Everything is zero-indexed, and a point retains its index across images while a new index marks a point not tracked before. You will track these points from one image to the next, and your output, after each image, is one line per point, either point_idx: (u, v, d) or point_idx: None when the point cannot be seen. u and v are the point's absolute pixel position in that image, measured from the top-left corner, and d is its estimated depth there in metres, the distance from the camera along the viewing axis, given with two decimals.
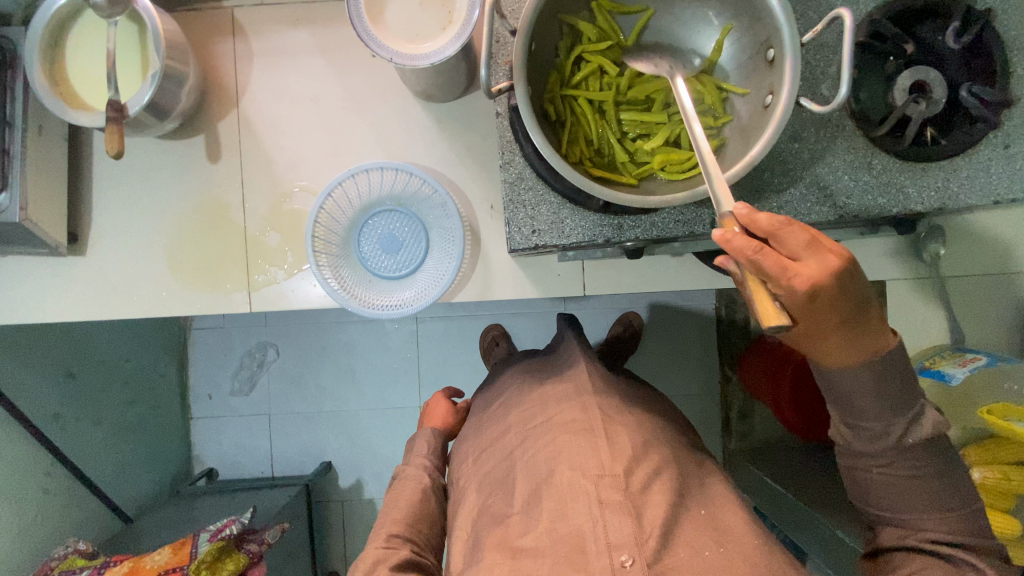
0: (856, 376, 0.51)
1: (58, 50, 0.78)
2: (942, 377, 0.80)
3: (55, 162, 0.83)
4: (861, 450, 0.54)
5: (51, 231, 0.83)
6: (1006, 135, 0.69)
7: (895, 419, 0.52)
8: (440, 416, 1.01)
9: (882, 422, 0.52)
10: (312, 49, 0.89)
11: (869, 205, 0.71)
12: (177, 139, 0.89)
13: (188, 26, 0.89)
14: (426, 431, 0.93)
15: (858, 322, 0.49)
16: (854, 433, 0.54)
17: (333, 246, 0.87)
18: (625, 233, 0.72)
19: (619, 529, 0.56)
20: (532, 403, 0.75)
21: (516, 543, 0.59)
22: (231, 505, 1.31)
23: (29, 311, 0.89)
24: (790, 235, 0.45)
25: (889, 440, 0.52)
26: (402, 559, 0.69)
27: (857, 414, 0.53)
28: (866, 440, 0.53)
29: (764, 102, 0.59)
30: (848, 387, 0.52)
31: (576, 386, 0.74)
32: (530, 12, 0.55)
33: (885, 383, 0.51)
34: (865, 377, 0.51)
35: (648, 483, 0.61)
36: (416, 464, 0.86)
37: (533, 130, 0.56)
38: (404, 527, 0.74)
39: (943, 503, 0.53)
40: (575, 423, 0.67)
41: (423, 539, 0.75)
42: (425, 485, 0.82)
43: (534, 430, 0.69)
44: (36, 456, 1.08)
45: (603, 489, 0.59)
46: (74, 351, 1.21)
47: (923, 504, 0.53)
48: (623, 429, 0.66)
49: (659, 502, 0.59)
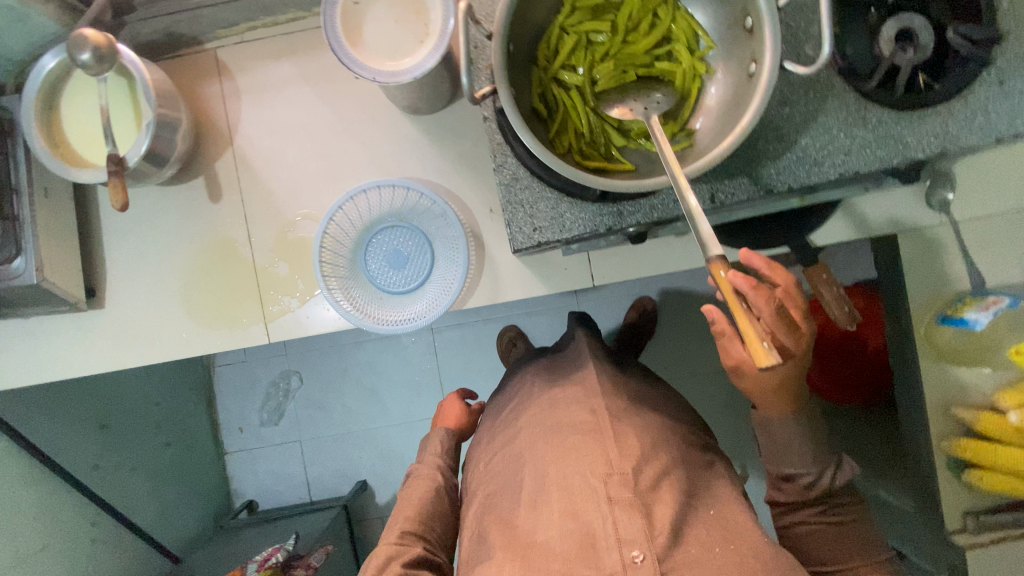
0: (790, 426, 0.68)
1: (55, 113, 0.80)
2: (968, 324, 0.81)
3: (65, 222, 0.86)
4: (798, 495, 0.68)
5: (69, 288, 0.86)
6: (1000, 70, 0.69)
7: (824, 463, 0.67)
8: (455, 416, 0.99)
9: (812, 466, 0.67)
10: (296, 79, 0.90)
11: (868, 159, 0.70)
12: (178, 183, 0.91)
13: (175, 72, 0.91)
14: (440, 430, 0.93)
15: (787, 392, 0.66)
16: (788, 485, 0.69)
17: (341, 268, 0.89)
18: (626, 219, 0.72)
19: (628, 526, 0.56)
20: (540, 407, 0.74)
21: (527, 541, 0.60)
22: (274, 535, 1.34)
23: (56, 367, 0.92)
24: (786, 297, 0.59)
25: (823, 482, 0.67)
26: (416, 556, 0.70)
27: (792, 464, 0.68)
28: (805, 489, 0.67)
29: (748, 71, 0.60)
30: (793, 448, 0.68)
31: (581, 386, 0.74)
32: (503, 17, 0.56)
33: (815, 437, 0.68)
34: (796, 434, 0.68)
35: (656, 481, 0.61)
36: (430, 463, 0.86)
37: (521, 131, 0.58)
38: (417, 524, 0.75)
39: (863, 545, 0.65)
40: (581, 424, 0.67)
41: (435, 537, 0.76)
42: (438, 485, 0.82)
43: (544, 432, 0.69)
44: (81, 508, 1.12)
45: (611, 486, 0.59)
46: (105, 402, 1.24)
47: (842, 541, 0.65)
48: (629, 429, 0.66)
49: (666, 501, 0.60)
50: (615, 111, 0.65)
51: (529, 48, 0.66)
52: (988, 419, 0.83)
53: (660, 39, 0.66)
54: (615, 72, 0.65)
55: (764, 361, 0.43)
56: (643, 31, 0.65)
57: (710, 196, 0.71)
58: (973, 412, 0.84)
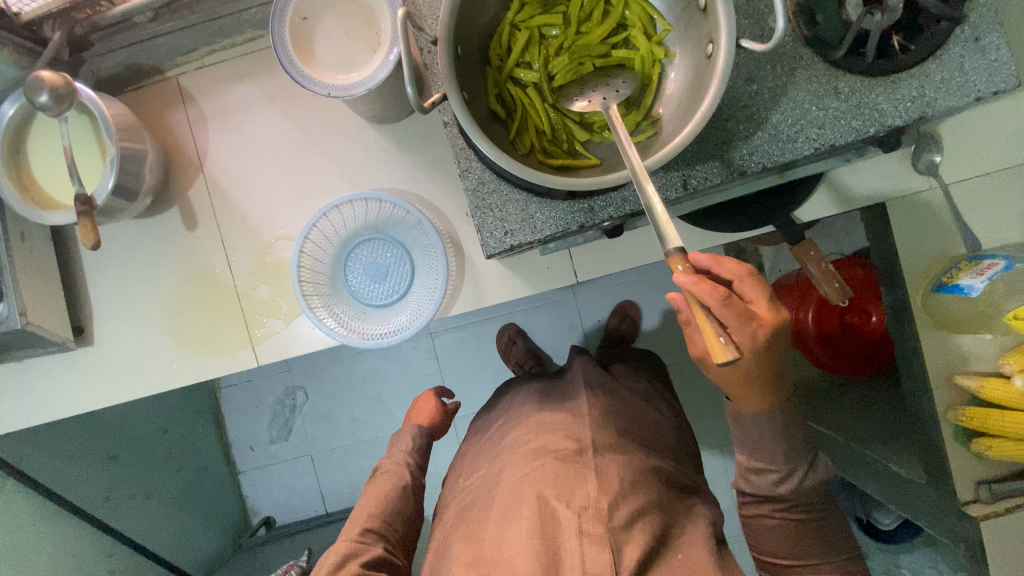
0: (765, 421, 0.64)
1: (22, 157, 0.80)
2: (963, 291, 0.76)
3: (45, 263, 0.86)
4: (766, 491, 0.68)
5: (55, 328, 0.86)
6: (975, 26, 0.65)
7: (797, 462, 0.66)
8: (426, 415, 0.97)
9: (784, 464, 0.66)
10: (260, 99, 0.89)
11: (843, 131, 0.68)
12: (153, 214, 0.91)
13: (139, 103, 0.90)
14: (410, 427, 0.91)
15: (770, 386, 0.61)
16: (759, 482, 0.68)
17: (323, 286, 0.88)
18: (598, 214, 0.70)
19: (596, 559, 0.56)
20: (525, 429, 0.74)
21: (493, 559, 0.59)
22: (291, 550, 1.36)
23: (52, 407, 0.93)
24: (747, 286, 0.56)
25: (791, 481, 0.66)
26: (371, 557, 0.71)
27: (765, 459, 0.67)
28: (775, 486, 0.67)
29: (706, 53, 0.57)
30: (767, 447, 0.66)
31: (569, 414, 0.74)
32: (446, 20, 0.55)
33: (792, 435, 0.65)
34: (772, 428, 0.64)
35: (629, 520, 0.60)
36: (397, 459, 0.86)
37: (476, 137, 0.56)
38: (379, 523, 0.76)
39: (820, 545, 0.66)
40: (563, 450, 0.67)
41: (395, 537, 0.77)
42: (404, 484, 0.82)
43: (526, 455, 0.68)
44: (96, 540, 1.13)
45: (584, 519, 0.59)
46: (113, 433, 1.26)
47: (807, 540, 0.66)
48: (611, 462, 0.66)
49: (636, 539, 0.58)
50: (579, 105, 0.63)
51: (480, 49, 0.64)
52: (992, 385, 0.79)
53: (615, 27, 0.63)
54: (572, 66, 0.63)
55: (720, 359, 0.44)
56: (597, 19, 0.63)
57: (682, 183, 0.69)
58: (977, 380, 0.81)
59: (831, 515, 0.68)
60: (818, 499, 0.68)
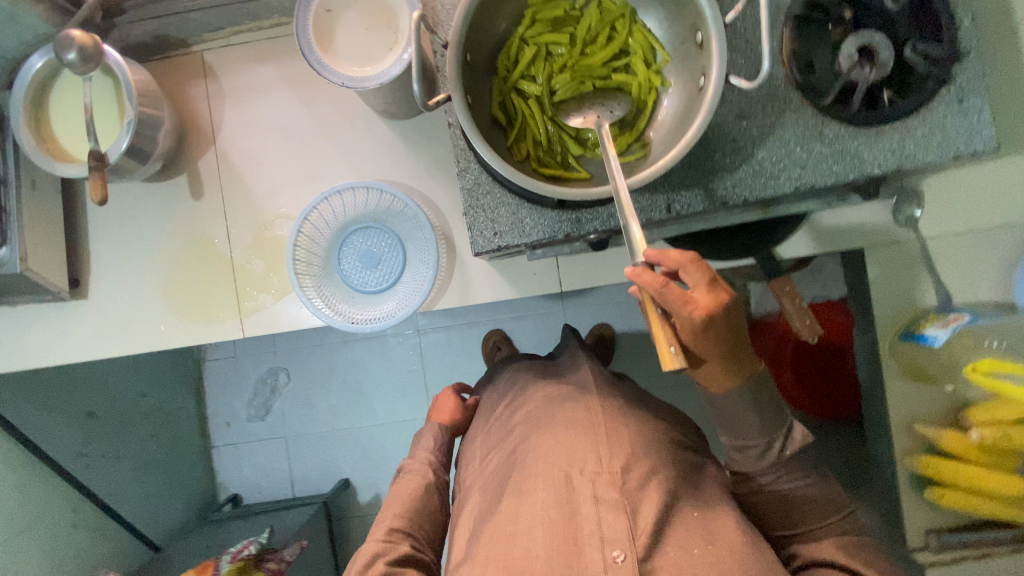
0: (734, 399, 0.61)
1: (44, 110, 0.84)
2: (927, 340, 0.79)
3: (51, 214, 0.89)
4: (751, 465, 0.65)
5: (53, 278, 0.89)
6: (960, 89, 0.69)
7: (774, 433, 0.62)
8: (447, 412, 1.00)
9: (762, 438, 0.62)
10: (278, 83, 0.93)
11: (824, 174, 0.71)
12: (162, 180, 0.94)
13: (162, 73, 0.94)
14: (433, 426, 0.93)
15: (734, 357, 0.58)
16: (745, 456, 0.65)
17: (315, 267, 0.91)
18: (584, 226, 0.73)
19: (613, 525, 0.58)
20: (534, 402, 0.76)
21: (512, 530, 0.61)
22: (255, 527, 1.38)
23: (39, 354, 0.95)
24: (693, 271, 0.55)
25: (772, 453, 0.63)
26: (401, 554, 0.71)
27: (743, 435, 0.63)
28: (757, 460, 0.64)
29: (698, 85, 0.61)
30: (743, 422, 0.62)
31: (577, 385, 0.76)
32: (458, 27, 0.58)
33: (765, 405, 0.61)
34: (743, 403, 0.61)
35: (643, 481, 0.62)
36: (421, 458, 0.86)
37: (474, 139, 0.59)
38: (405, 521, 0.76)
39: (817, 510, 0.63)
40: (575, 421, 0.68)
41: (423, 535, 0.77)
42: (428, 482, 0.82)
43: (536, 426, 0.70)
44: (64, 494, 1.15)
45: (599, 485, 0.60)
46: (94, 391, 1.28)
47: (803, 508, 0.63)
48: (622, 428, 0.68)
49: (652, 499, 0.60)
50: (574, 121, 0.67)
51: (489, 58, 0.68)
52: (949, 435, 0.83)
53: (618, 51, 0.67)
54: (573, 83, 0.66)
55: (667, 367, 0.49)
56: (602, 43, 0.67)
57: (666, 206, 0.73)
58: (935, 429, 0.85)
59: (826, 477, 0.64)
60: (807, 464, 0.64)
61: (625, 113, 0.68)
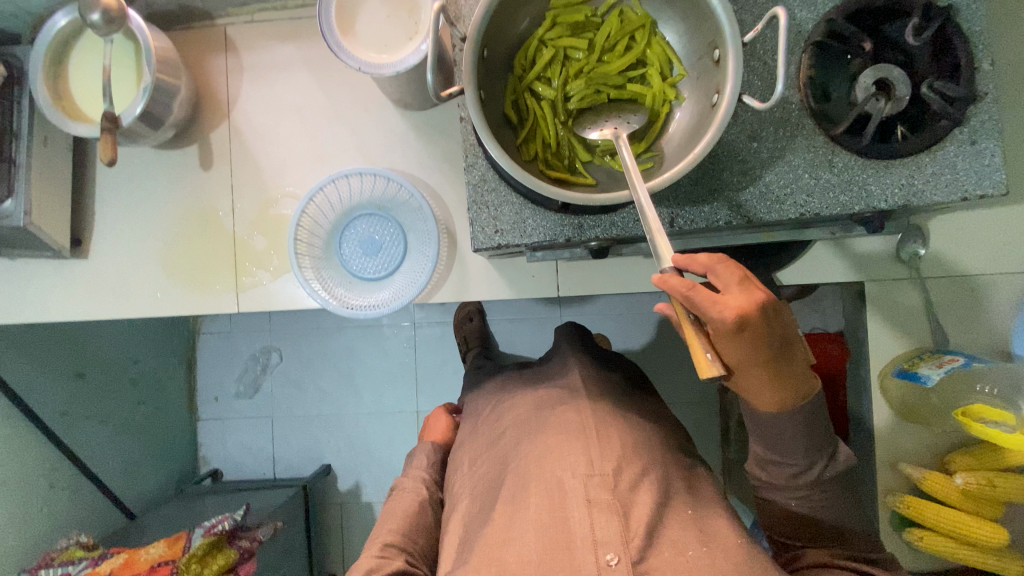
0: (785, 420, 0.56)
1: (62, 67, 0.84)
2: (919, 379, 0.77)
3: (60, 171, 0.90)
4: (781, 481, 0.60)
5: (55, 234, 0.89)
6: (972, 130, 0.69)
7: (818, 455, 0.58)
8: (439, 432, 1.02)
9: (802, 460, 0.58)
10: (298, 63, 0.93)
11: (830, 203, 0.71)
12: (173, 148, 0.94)
13: (184, 42, 0.95)
14: (426, 445, 0.95)
15: (782, 359, 0.52)
16: (776, 471, 0.60)
17: (315, 249, 0.91)
18: (586, 232, 0.73)
19: (606, 528, 0.57)
20: (524, 406, 0.76)
21: (506, 538, 0.60)
22: (230, 504, 1.37)
23: (34, 309, 0.95)
24: (724, 271, 0.51)
25: (811, 474, 0.58)
26: (396, 568, 0.71)
27: (782, 452, 0.58)
28: (793, 478, 0.59)
29: (711, 101, 0.61)
30: (784, 436, 0.57)
31: (564, 389, 0.77)
32: (477, 21, 0.58)
33: (812, 426, 0.57)
34: (791, 424, 0.56)
35: (636, 481, 0.62)
36: (415, 476, 0.88)
37: (483, 134, 0.60)
38: (399, 536, 0.77)
39: (835, 525, 0.60)
40: (565, 424, 0.68)
41: (417, 549, 0.77)
42: (422, 498, 0.84)
43: (528, 432, 0.71)
44: (44, 451, 1.15)
45: (591, 488, 0.60)
46: (85, 352, 1.28)
47: (823, 522, 0.60)
48: (613, 430, 0.68)
49: (644, 501, 0.60)
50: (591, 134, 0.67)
51: (507, 57, 0.68)
52: (933, 477, 0.82)
53: (635, 61, 0.67)
54: (588, 88, 0.66)
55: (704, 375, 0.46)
56: (620, 53, 0.67)
57: (670, 220, 0.72)
58: (920, 471, 0.84)
59: (852, 498, 0.61)
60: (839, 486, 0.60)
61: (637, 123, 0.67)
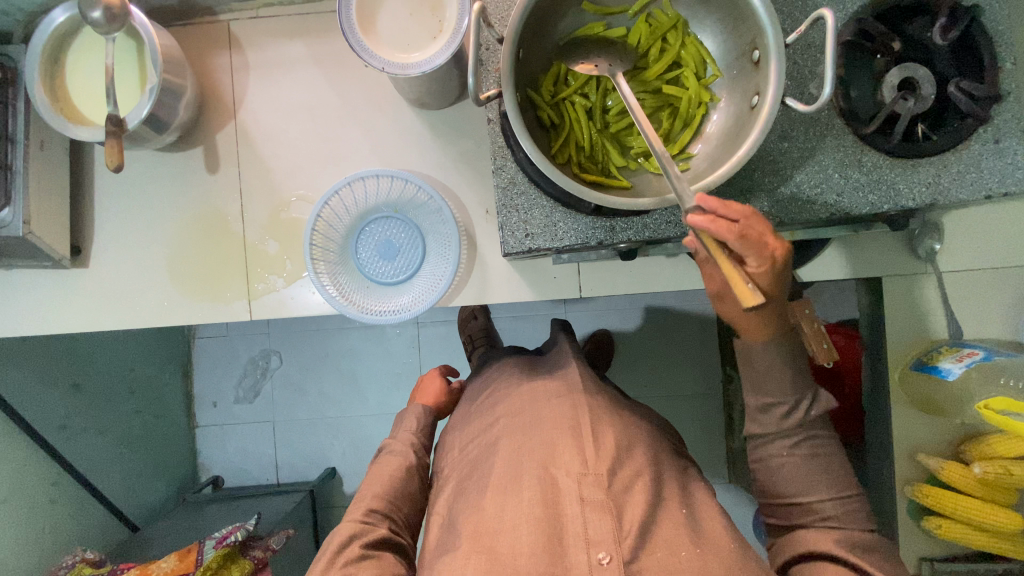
0: (771, 353, 0.59)
1: (59, 67, 0.80)
2: (941, 373, 0.79)
3: (58, 177, 0.85)
4: (772, 428, 0.61)
5: (55, 244, 0.85)
6: (997, 129, 0.69)
7: (803, 392, 0.60)
8: (431, 394, 0.98)
9: (790, 395, 0.59)
10: (307, 61, 0.90)
11: (859, 202, 0.71)
12: (177, 151, 0.90)
13: (186, 40, 0.90)
14: (416, 407, 0.90)
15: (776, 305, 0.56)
16: (765, 417, 0.61)
17: (331, 253, 0.88)
18: (617, 235, 0.72)
19: (599, 527, 0.56)
20: (520, 396, 0.74)
21: (495, 530, 0.59)
22: (238, 512, 1.34)
23: (32, 321, 0.91)
24: (755, 221, 0.53)
25: (798, 413, 0.60)
26: (378, 537, 0.68)
27: (769, 391, 0.60)
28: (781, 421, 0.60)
29: (751, 103, 0.60)
30: (773, 370, 0.59)
31: (563, 382, 0.75)
32: (516, 21, 0.56)
33: (795, 363, 0.59)
34: (778, 358, 0.59)
35: (631, 483, 0.60)
36: (404, 439, 0.83)
37: (521, 136, 0.58)
38: (385, 503, 0.73)
39: (827, 488, 0.59)
40: (561, 419, 0.67)
41: (401, 517, 0.74)
42: (410, 463, 0.80)
43: (522, 423, 0.68)
44: (43, 467, 1.10)
45: (585, 486, 0.59)
46: (80, 362, 1.23)
47: (813, 482, 0.59)
48: (607, 428, 0.66)
49: (638, 501, 0.59)
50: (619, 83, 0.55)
51: (540, 58, 0.66)
52: (952, 468, 0.84)
53: (671, 63, 0.66)
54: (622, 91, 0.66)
55: (748, 303, 0.46)
56: (654, 55, 0.66)
57: None
58: (938, 461, 0.86)
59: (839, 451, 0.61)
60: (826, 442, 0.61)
61: (671, 125, 0.67)
